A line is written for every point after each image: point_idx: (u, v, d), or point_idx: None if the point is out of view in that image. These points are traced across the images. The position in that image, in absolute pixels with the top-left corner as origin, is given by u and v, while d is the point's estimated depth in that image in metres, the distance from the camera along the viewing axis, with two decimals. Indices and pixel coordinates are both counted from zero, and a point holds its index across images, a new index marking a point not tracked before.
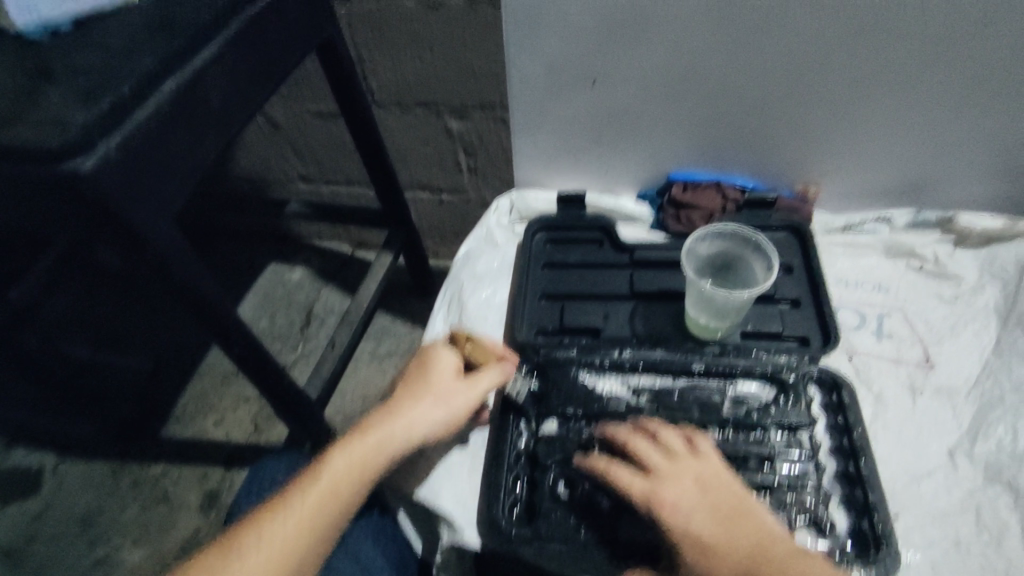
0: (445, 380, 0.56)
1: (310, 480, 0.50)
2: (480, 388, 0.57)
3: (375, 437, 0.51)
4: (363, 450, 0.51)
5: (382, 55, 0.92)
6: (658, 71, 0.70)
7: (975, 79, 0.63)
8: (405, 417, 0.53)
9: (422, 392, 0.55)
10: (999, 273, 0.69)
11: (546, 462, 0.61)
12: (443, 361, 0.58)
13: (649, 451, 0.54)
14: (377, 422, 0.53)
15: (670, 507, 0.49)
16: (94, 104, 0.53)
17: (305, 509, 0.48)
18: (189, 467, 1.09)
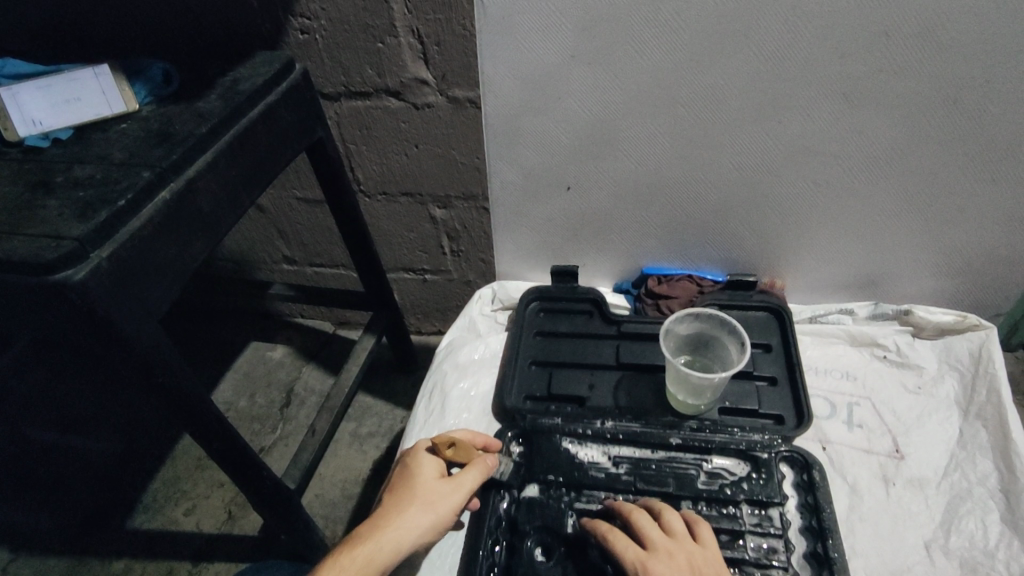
0: (427, 486, 0.56)
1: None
2: (463, 488, 0.57)
3: (361, 552, 0.52)
4: (351, 567, 0.51)
5: (368, 151, 0.97)
6: (629, 177, 0.75)
7: (913, 186, 0.69)
8: (391, 530, 0.53)
9: (406, 501, 0.55)
10: (956, 363, 0.74)
11: (525, 529, 0.62)
12: (425, 466, 0.58)
13: (649, 526, 0.55)
14: (364, 536, 0.53)
15: None
16: (90, 218, 0.56)
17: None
18: (154, 561, 1.03)
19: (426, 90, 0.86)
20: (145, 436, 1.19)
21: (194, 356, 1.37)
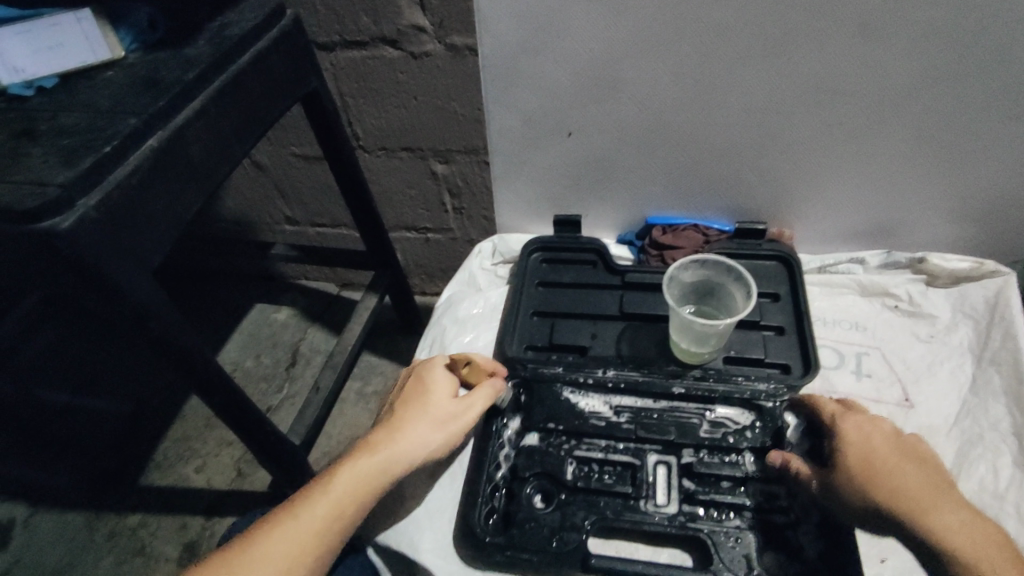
0: (442, 402, 0.57)
1: (315, 494, 0.48)
2: (475, 408, 0.58)
3: (378, 454, 0.51)
4: (368, 469, 0.50)
5: (366, 104, 0.94)
6: (634, 120, 0.72)
7: (936, 126, 0.66)
8: (407, 436, 0.53)
9: (421, 410, 0.56)
10: (971, 311, 0.72)
11: (525, 475, 0.62)
12: (439, 380, 0.59)
13: (824, 403, 0.56)
14: (380, 440, 0.52)
15: (856, 434, 0.50)
16: (76, 164, 0.53)
17: (313, 523, 0.46)
18: (168, 516, 1.05)
19: (423, 37, 0.83)
20: (153, 396, 1.19)
21: (199, 318, 1.37)
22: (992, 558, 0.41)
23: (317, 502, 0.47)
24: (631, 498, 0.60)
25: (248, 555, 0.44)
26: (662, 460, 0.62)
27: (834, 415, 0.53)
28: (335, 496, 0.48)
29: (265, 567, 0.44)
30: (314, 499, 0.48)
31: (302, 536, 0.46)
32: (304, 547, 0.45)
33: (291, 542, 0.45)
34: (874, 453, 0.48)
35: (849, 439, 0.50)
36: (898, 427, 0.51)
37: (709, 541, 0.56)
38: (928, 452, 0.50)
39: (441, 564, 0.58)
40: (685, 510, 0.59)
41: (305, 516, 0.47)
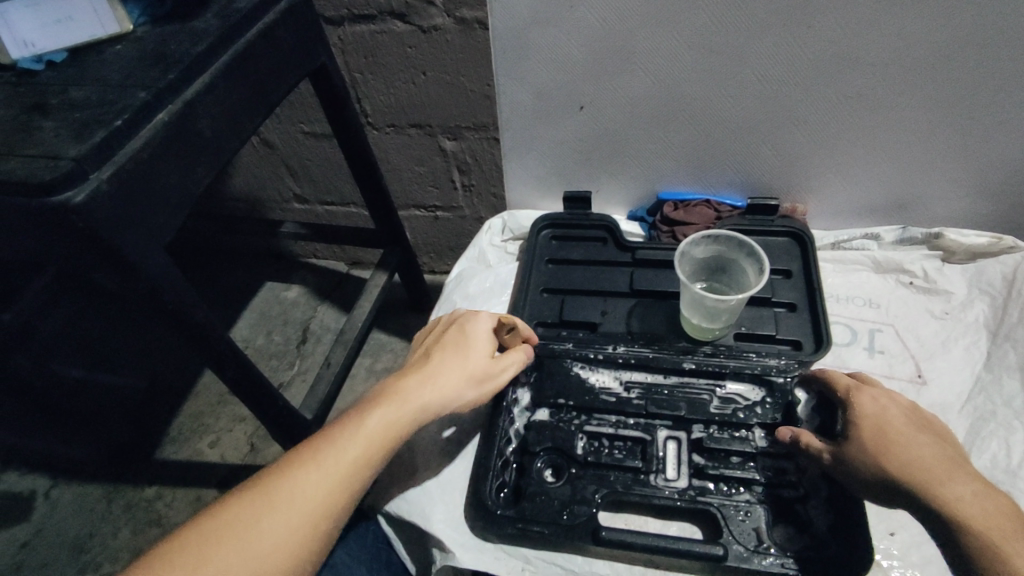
0: (479, 358, 0.56)
1: (345, 435, 0.47)
2: (506, 371, 0.57)
3: (409, 401, 0.50)
4: (400, 415, 0.49)
5: (375, 80, 0.94)
6: (646, 93, 0.71)
7: (957, 99, 0.64)
8: (441, 387, 0.52)
9: (457, 360, 0.55)
10: (987, 288, 0.71)
11: (535, 449, 0.63)
12: (478, 334, 0.58)
13: (840, 375, 0.56)
14: (413, 388, 0.51)
15: (873, 405, 0.50)
16: (87, 137, 0.53)
17: (343, 464, 0.45)
18: (184, 489, 1.07)
19: (432, 11, 0.81)
20: (168, 372, 1.21)
21: (210, 295, 1.38)
22: (1002, 528, 0.41)
23: (348, 443, 0.46)
24: (641, 472, 0.60)
25: (276, 492, 0.43)
26: (672, 436, 0.63)
27: (849, 387, 0.53)
28: (366, 437, 0.47)
29: (293, 506, 0.43)
30: (343, 441, 0.46)
31: (332, 477, 0.45)
32: (333, 488, 0.44)
33: (320, 482, 0.44)
34: (887, 425, 0.48)
35: (864, 410, 0.50)
36: (915, 401, 0.52)
37: (719, 514, 0.57)
38: (941, 427, 0.50)
39: (452, 535, 0.59)
40: (695, 485, 0.59)
41: (335, 457, 0.45)
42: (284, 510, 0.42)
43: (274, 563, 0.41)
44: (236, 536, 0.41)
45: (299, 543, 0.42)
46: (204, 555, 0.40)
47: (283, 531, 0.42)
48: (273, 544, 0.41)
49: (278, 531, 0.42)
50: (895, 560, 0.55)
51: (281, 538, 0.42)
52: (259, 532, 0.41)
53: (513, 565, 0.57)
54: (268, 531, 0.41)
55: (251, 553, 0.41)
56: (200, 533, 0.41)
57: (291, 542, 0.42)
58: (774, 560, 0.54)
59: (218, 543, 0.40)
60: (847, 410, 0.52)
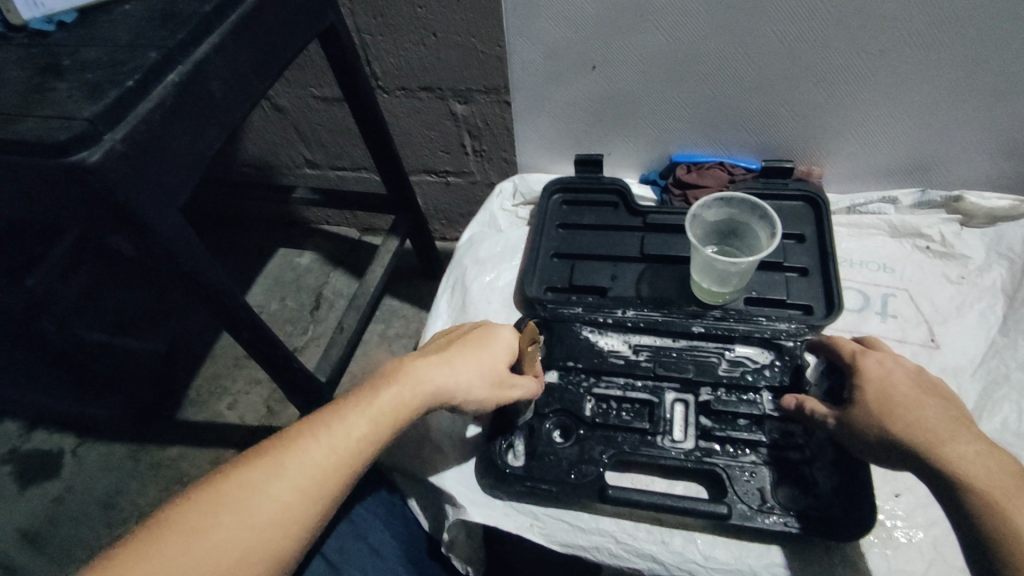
0: (499, 358, 0.53)
1: (353, 410, 0.46)
2: (518, 387, 0.54)
3: (422, 383, 0.48)
4: (411, 395, 0.47)
5: (386, 42, 0.92)
6: (660, 50, 0.69)
7: (986, 57, 0.62)
8: (456, 376, 0.49)
9: (478, 355, 0.52)
10: (1006, 252, 0.70)
11: (543, 411, 0.63)
12: (501, 344, 0.54)
13: (849, 341, 0.55)
14: (429, 370, 0.49)
15: (880, 368, 0.50)
16: (100, 98, 0.53)
17: (348, 440, 0.45)
18: (204, 449, 1.10)
19: None
20: (186, 336, 1.23)
21: (225, 261, 1.39)
22: (1006, 487, 0.41)
23: (355, 419, 0.45)
24: (648, 434, 0.61)
25: (279, 464, 0.42)
26: (679, 398, 0.63)
27: (853, 352, 0.52)
28: (373, 415, 0.46)
29: (294, 479, 0.42)
30: (350, 416, 0.45)
31: (336, 452, 0.44)
32: (335, 465, 0.43)
33: (323, 457, 0.43)
34: (892, 389, 0.48)
35: (870, 375, 0.50)
36: (922, 365, 0.51)
37: (724, 475, 0.58)
38: (947, 389, 0.49)
39: (463, 492, 0.61)
40: (702, 446, 0.60)
41: (340, 431, 0.45)
42: (285, 484, 0.42)
43: (271, 536, 0.40)
44: (235, 507, 0.40)
45: (298, 517, 0.42)
46: (204, 523, 0.39)
47: (281, 504, 0.41)
48: (271, 516, 0.41)
49: (277, 504, 0.41)
50: (900, 521, 0.56)
51: (280, 510, 0.41)
52: (258, 504, 0.41)
53: (522, 520, 0.59)
54: (267, 504, 0.41)
55: (248, 526, 0.40)
56: (201, 499, 0.40)
57: (289, 516, 0.41)
58: (778, 519, 0.54)
59: (216, 512, 0.40)
60: (851, 375, 0.51)
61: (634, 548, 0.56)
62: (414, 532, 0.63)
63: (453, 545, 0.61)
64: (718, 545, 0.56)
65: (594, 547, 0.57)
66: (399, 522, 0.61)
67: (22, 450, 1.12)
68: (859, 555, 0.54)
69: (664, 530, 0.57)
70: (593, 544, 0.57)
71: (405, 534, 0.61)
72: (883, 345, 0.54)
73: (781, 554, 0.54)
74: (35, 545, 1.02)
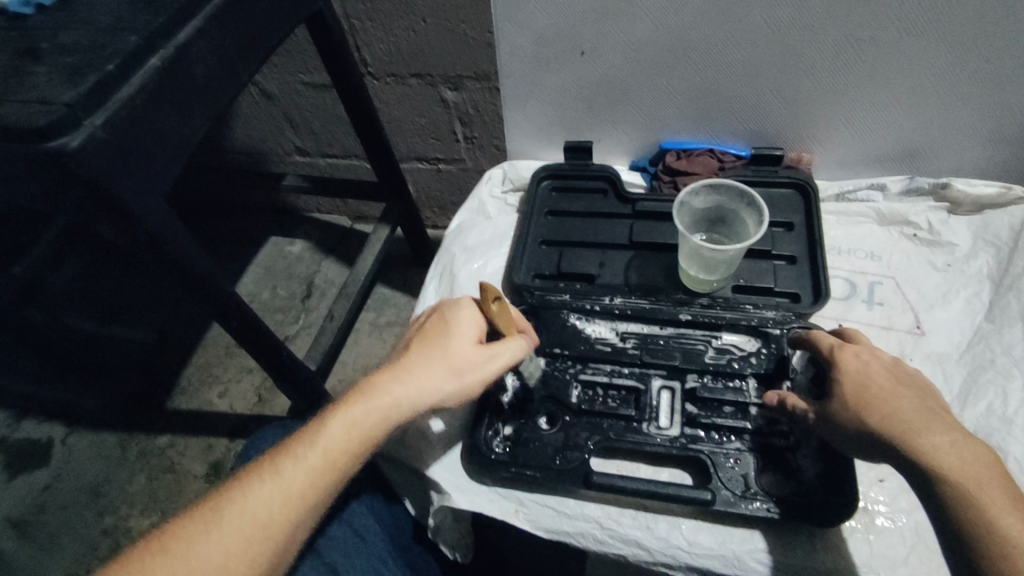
0: (460, 346, 0.51)
1: (303, 445, 0.46)
2: (494, 362, 0.51)
3: (377, 402, 0.47)
4: (366, 417, 0.47)
5: (374, 27, 0.91)
6: (649, 36, 0.69)
7: (976, 45, 0.62)
8: (415, 382, 0.48)
9: (435, 353, 0.50)
10: (992, 240, 0.70)
11: (530, 398, 0.63)
12: (462, 323, 0.52)
13: (827, 334, 0.54)
14: (384, 387, 0.48)
15: (856, 362, 0.49)
16: (79, 82, 0.52)
17: (295, 477, 0.45)
18: (194, 438, 1.10)
19: None
20: (175, 324, 1.22)
21: (215, 249, 1.38)
22: (980, 478, 0.41)
23: (304, 455, 0.46)
24: (634, 421, 0.61)
25: (221, 510, 0.44)
26: (665, 386, 0.63)
27: (832, 345, 0.52)
28: (325, 446, 0.46)
29: (236, 523, 0.43)
30: (301, 451, 0.46)
31: (284, 491, 0.45)
32: (286, 501, 0.44)
33: (270, 496, 0.44)
34: (869, 381, 0.48)
35: (847, 369, 0.49)
36: (898, 356, 0.51)
37: (709, 462, 0.58)
38: (924, 379, 0.49)
39: (450, 478, 0.61)
40: (687, 433, 0.60)
41: (287, 471, 0.45)
42: (229, 524, 0.43)
43: None
44: (179, 556, 0.42)
45: (242, 560, 0.43)
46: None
47: (228, 548, 0.42)
48: (216, 563, 0.42)
49: (218, 552, 0.42)
50: (883, 506, 0.56)
51: (223, 556, 0.42)
52: (201, 552, 0.42)
53: (508, 506, 0.59)
54: (210, 551, 0.42)
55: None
56: (151, 551, 0.42)
57: (236, 557, 0.42)
58: (761, 505, 0.55)
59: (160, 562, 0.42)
60: (830, 369, 0.51)
61: (619, 534, 0.57)
62: (402, 518, 0.63)
63: (440, 532, 0.61)
64: (702, 530, 0.56)
65: (579, 533, 0.57)
66: (386, 508, 0.61)
67: (10, 440, 1.12)
68: (841, 540, 0.54)
69: (649, 516, 0.57)
70: (579, 529, 0.57)
71: (392, 520, 0.61)
72: (862, 337, 0.54)
73: (764, 539, 0.55)
74: (26, 534, 1.02)
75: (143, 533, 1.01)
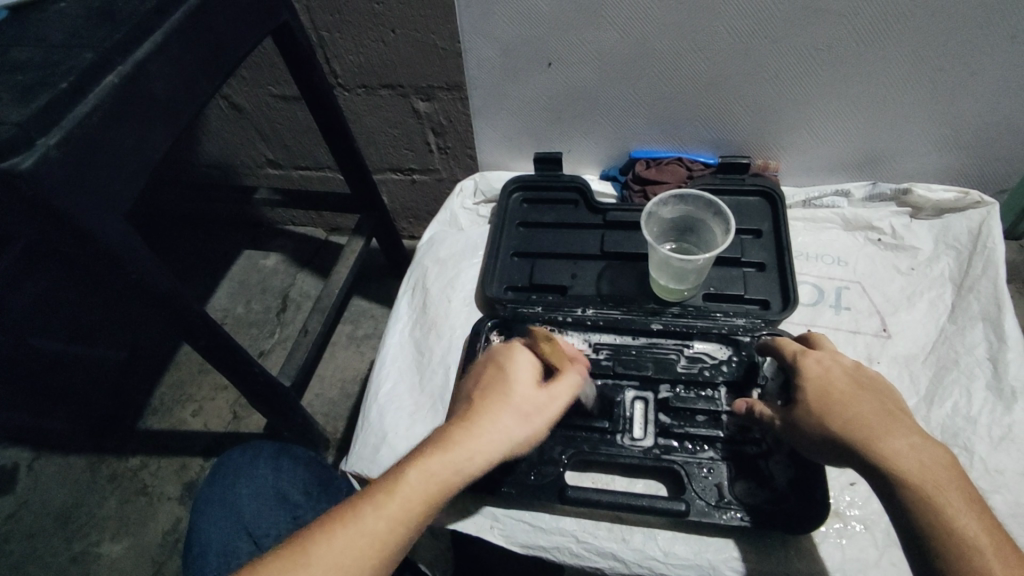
0: (527, 390, 0.49)
1: (381, 497, 0.44)
2: (561, 400, 0.50)
3: (453, 456, 0.45)
4: (442, 473, 0.45)
5: (343, 38, 0.90)
6: (616, 47, 0.69)
7: (936, 52, 0.63)
8: (488, 432, 0.46)
9: (503, 401, 0.48)
10: (953, 242, 0.71)
11: None
12: (525, 364, 0.50)
13: (791, 342, 0.55)
14: (458, 439, 0.46)
15: (819, 367, 0.50)
16: (29, 102, 0.50)
17: (378, 528, 0.43)
18: (168, 459, 1.08)
19: None
20: (147, 341, 1.20)
21: (187, 264, 1.36)
22: (938, 480, 0.42)
23: (383, 508, 0.43)
24: (607, 432, 0.61)
25: (306, 562, 0.41)
26: (639, 396, 0.63)
27: (795, 352, 0.53)
28: (404, 499, 0.44)
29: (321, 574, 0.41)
30: (380, 503, 0.44)
31: (365, 543, 0.42)
32: (365, 554, 0.42)
33: (351, 550, 0.42)
34: (830, 387, 0.48)
35: (810, 375, 0.50)
36: (857, 360, 0.51)
37: (682, 472, 0.58)
38: (885, 382, 0.49)
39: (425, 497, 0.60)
40: (660, 443, 0.60)
41: (368, 522, 0.43)
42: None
43: None
44: None
45: None
46: None
47: None
48: None
49: None
50: (855, 510, 0.57)
51: None
52: None
53: (483, 522, 0.59)
54: None
55: None
56: None
57: None
58: (735, 514, 0.55)
59: None
60: (793, 376, 0.52)
61: (595, 548, 0.56)
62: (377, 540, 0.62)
63: None
64: (677, 541, 0.56)
65: (555, 547, 0.57)
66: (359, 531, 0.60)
67: None
68: (814, 546, 0.55)
69: (624, 528, 0.57)
70: (554, 543, 0.57)
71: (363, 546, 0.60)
72: (825, 342, 0.54)
73: (738, 547, 0.55)
74: None
75: (115, 559, 0.99)
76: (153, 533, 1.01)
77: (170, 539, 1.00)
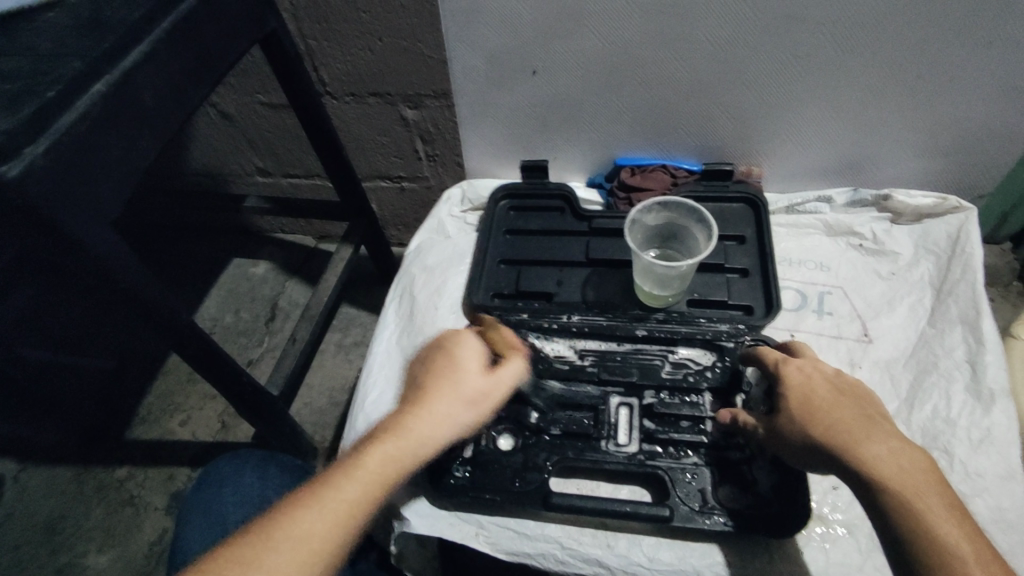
0: (474, 376, 0.52)
1: (343, 475, 0.44)
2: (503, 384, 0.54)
3: (409, 435, 0.47)
4: (399, 451, 0.46)
5: (330, 46, 0.90)
6: (601, 54, 0.69)
7: (920, 59, 0.63)
8: (440, 413, 0.49)
9: (453, 385, 0.50)
10: (932, 247, 0.72)
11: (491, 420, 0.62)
12: (468, 353, 0.53)
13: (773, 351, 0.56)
14: (413, 420, 0.48)
15: (801, 376, 0.50)
16: (15, 111, 0.50)
17: (341, 504, 0.43)
18: (155, 468, 1.07)
19: None
20: (135, 350, 1.19)
21: (175, 272, 1.35)
22: (918, 485, 0.42)
23: (346, 483, 0.44)
24: (593, 439, 0.61)
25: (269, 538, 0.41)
26: (624, 402, 0.63)
27: (777, 361, 0.53)
28: (364, 476, 0.45)
29: (285, 550, 0.40)
30: (342, 482, 0.44)
31: (332, 516, 0.42)
32: (330, 529, 0.42)
33: (318, 525, 0.42)
34: (812, 395, 0.49)
35: (793, 382, 0.50)
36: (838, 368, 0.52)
37: (667, 478, 0.58)
38: (865, 389, 0.50)
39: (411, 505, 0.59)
40: (645, 449, 0.60)
41: (333, 498, 0.43)
42: (278, 554, 0.40)
43: None
44: None
45: None
46: None
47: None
48: None
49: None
50: (838, 514, 0.57)
51: None
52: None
53: (468, 530, 0.58)
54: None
55: None
56: None
57: None
58: (719, 519, 0.55)
59: None
60: (776, 384, 0.52)
61: (580, 554, 0.56)
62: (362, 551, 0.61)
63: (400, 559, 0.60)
64: (662, 546, 0.56)
65: (540, 554, 0.57)
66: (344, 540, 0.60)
67: None
68: (797, 550, 0.55)
69: (609, 534, 0.57)
70: (540, 550, 0.57)
71: None
72: (808, 351, 0.55)
73: (722, 552, 0.55)
74: None
75: (101, 571, 0.98)
76: (139, 544, 1.00)
77: (157, 550, 0.99)
